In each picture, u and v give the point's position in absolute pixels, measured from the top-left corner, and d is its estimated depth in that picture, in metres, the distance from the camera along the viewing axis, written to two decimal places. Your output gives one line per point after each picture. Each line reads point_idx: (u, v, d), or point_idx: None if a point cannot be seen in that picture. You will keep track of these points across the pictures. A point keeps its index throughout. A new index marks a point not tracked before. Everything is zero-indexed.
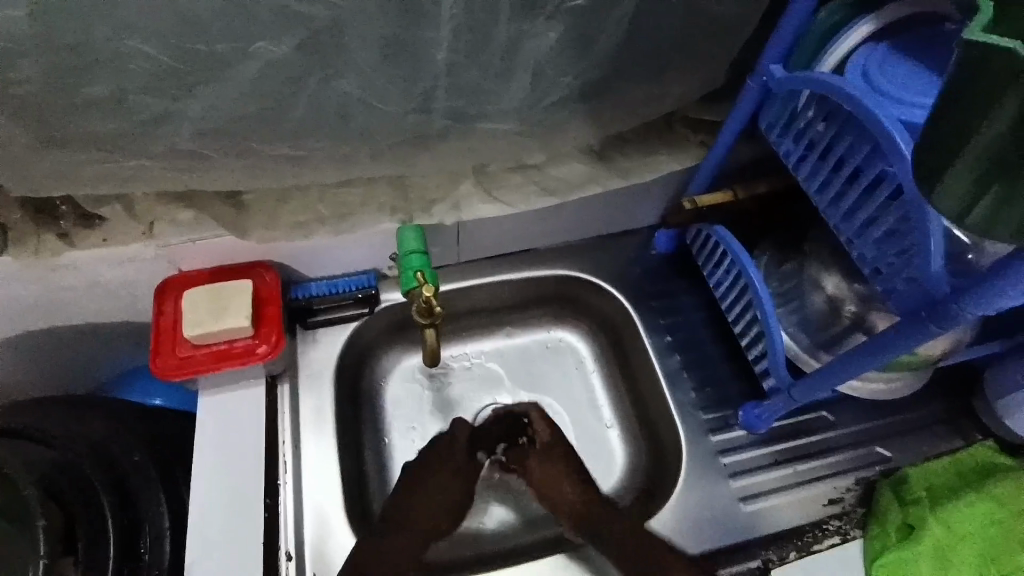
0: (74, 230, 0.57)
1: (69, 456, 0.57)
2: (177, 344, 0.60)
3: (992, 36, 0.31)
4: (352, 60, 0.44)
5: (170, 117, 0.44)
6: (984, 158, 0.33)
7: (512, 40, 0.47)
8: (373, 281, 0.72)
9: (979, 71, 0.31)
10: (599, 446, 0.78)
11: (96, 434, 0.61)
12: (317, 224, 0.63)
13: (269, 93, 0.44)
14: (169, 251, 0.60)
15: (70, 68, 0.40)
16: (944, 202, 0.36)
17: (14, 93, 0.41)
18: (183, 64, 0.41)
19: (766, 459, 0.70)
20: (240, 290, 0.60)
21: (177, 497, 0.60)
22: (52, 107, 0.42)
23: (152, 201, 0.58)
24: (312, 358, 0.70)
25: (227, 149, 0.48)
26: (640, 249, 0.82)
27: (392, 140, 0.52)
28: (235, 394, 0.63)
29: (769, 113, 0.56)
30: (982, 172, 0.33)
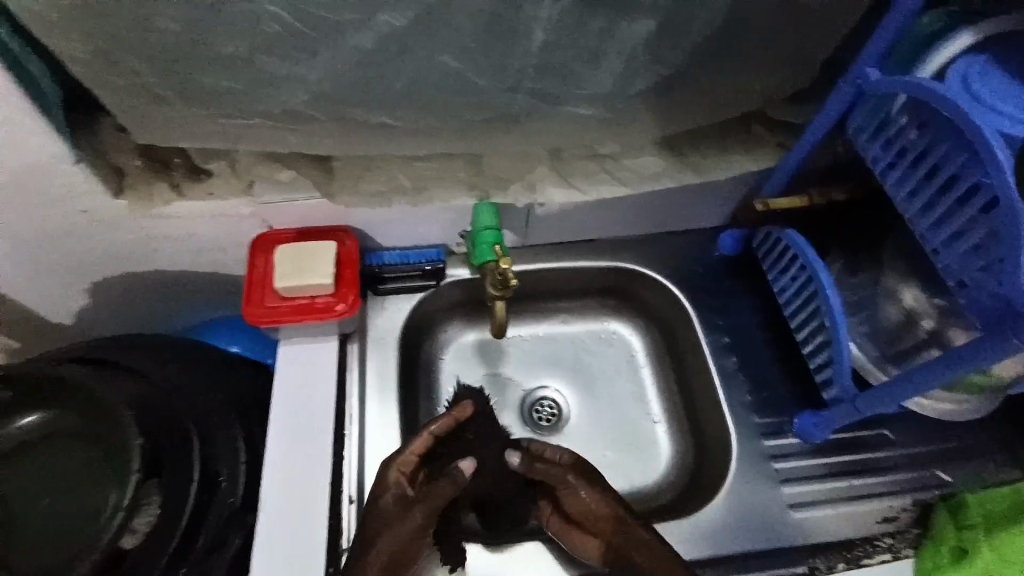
0: (183, 181, 0.63)
1: (160, 390, 0.62)
2: (266, 294, 0.64)
3: None
4: (457, 33, 0.46)
5: (288, 82, 0.47)
6: None
7: (611, 23, 0.48)
8: (441, 256, 0.75)
9: None
10: (644, 439, 0.79)
11: (185, 372, 0.66)
12: (397, 194, 0.65)
13: (377, 62, 0.47)
14: (263, 210, 0.65)
15: (203, 26, 0.42)
16: None
17: (149, 51, 0.44)
18: (306, 30, 0.44)
19: (818, 470, 0.69)
20: (321, 249, 0.64)
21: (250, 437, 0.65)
22: (180, 66, 0.45)
23: (253, 160, 0.62)
24: (378, 322, 0.74)
25: (331, 113, 0.51)
26: (700, 249, 0.82)
27: (480, 116, 0.54)
28: (310, 347, 0.68)
29: (860, 117, 0.55)
30: None
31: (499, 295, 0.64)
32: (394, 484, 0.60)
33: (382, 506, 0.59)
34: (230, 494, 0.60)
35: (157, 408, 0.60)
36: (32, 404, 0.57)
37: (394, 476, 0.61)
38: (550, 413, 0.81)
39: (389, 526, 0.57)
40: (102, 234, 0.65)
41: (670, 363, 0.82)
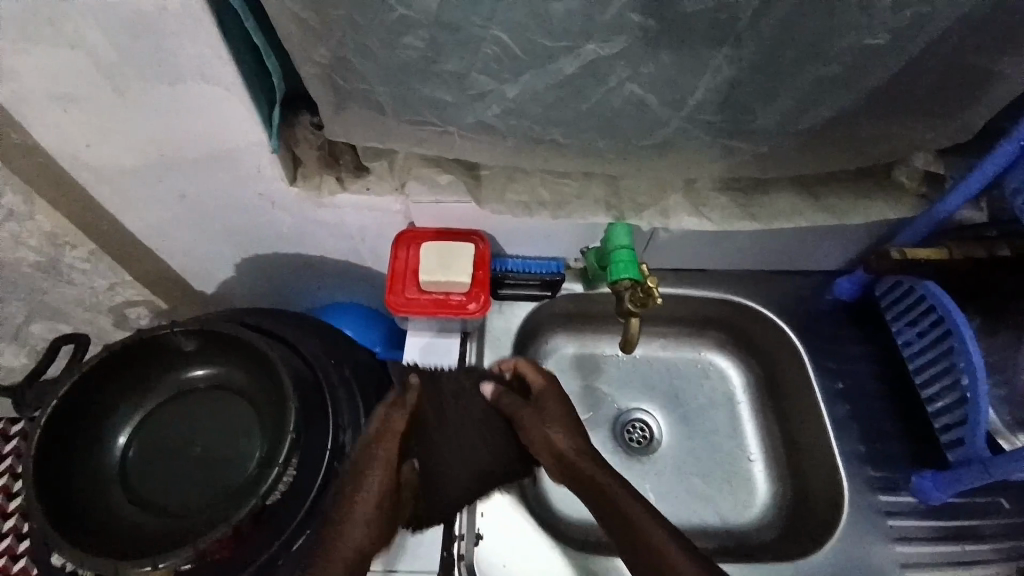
0: (347, 176, 0.68)
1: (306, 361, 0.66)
2: (406, 286, 0.67)
3: None
4: (654, 66, 0.48)
5: (490, 97, 0.50)
6: None
7: (800, 68, 0.48)
8: (559, 269, 0.76)
9: None
10: (738, 476, 0.79)
11: (321, 347, 0.69)
12: (538, 206, 0.68)
13: (569, 90, 0.49)
14: (412, 207, 0.69)
15: (429, 45, 0.46)
16: None
17: (372, 62, 0.48)
18: (522, 55, 0.46)
19: (932, 531, 0.66)
20: (461, 251, 0.68)
21: None
22: (393, 78, 0.49)
23: (411, 163, 0.67)
24: (495, 325, 0.77)
25: (514, 129, 0.54)
26: (815, 290, 0.82)
27: (645, 144, 0.56)
28: (435, 342, 0.73)
29: (1019, 178, 0.55)
30: None
31: (636, 309, 0.67)
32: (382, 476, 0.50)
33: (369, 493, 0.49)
34: None
35: (305, 378, 0.64)
36: (209, 355, 0.65)
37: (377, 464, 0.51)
38: (642, 435, 0.82)
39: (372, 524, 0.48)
40: (267, 214, 0.72)
41: (772, 401, 0.82)
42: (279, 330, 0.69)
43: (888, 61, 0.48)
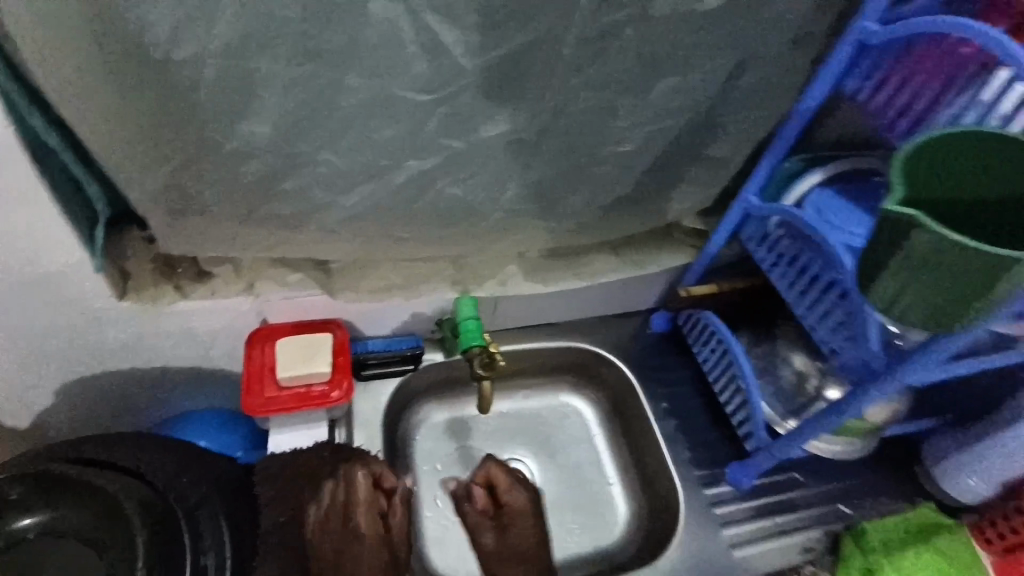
0: (187, 283, 0.68)
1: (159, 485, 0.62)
2: (265, 385, 0.67)
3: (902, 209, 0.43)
4: (467, 175, 0.57)
5: (327, 206, 0.56)
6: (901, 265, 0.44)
7: (580, 168, 0.61)
8: (419, 342, 0.81)
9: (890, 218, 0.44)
10: (602, 503, 0.88)
11: (173, 465, 0.65)
12: (389, 290, 0.74)
13: (400, 196, 0.57)
14: (262, 305, 0.71)
15: (263, 170, 0.51)
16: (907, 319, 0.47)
17: (209, 185, 0.52)
18: (352, 172, 0.53)
19: (750, 512, 0.81)
20: (317, 341, 0.70)
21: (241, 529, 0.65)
22: (231, 196, 0.53)
23: (259, 264, 0.69)
24: (362, 407, 0.79)
25: (356, 230, 0.60)
26: (639, 328, 0.98)
27: (474, 232, 0.65)
28: (300, 436, 0.72)
29: (749, 229, 0.74)
30: (900, 278, 0.45)
31: (487, 374, 0.75)
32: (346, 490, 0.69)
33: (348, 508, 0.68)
34: None
35: (158, 504, 0.59)
36: (37, 502, 0.58)
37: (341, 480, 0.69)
38: None
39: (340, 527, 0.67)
40: (100, 332, 0.68)
41: (621, 430, 0.93)
42: (124, 458, 0.64)
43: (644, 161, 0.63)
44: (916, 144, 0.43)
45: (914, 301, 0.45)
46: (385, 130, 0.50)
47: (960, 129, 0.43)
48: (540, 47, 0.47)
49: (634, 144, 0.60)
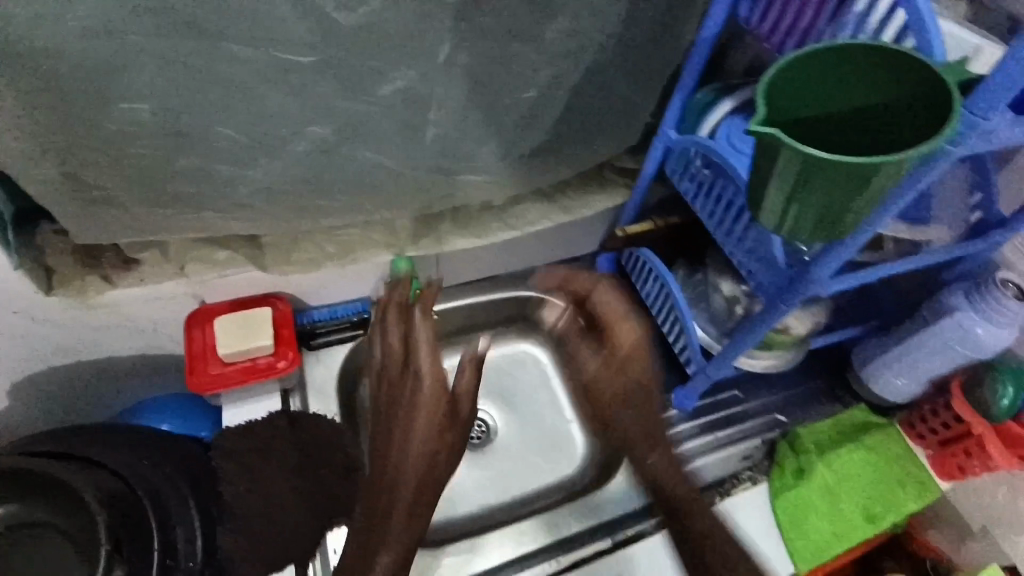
0: (114, 272, 0.67)
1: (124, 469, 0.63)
2: (209, 363, 0.68)
3: (765, 128, 0.42)
4: (373, 137, 0.57)
5: (232, 181, 0.55)
6: (783, 183, 0.44)
7: (488, 118, 0.61)
8: (366, 307, 0.82)
9: (763, 139, 0.43)
10: (562, 439, 0.93)
11: (131, 453, 0.66)
12: (324, 259, 0.74)
13: (306, 164, 0.56)
14: (197, 287, 0.70)
15: (157, 149, 0.50)
16: (796, 231, 0.48)
17: (103, 169, 0.51)
18: (252, 144, 0.52)
19: (694, 430, 0.87)
20: (258, 315, 0.69)
21: (206, 503, 0.67)
22: (129, 178, 0.52)
23: (186, 246, 0.68)
24: (315, 376, 0.78)
25: (269, 203, 0.60)
26: (586, 273, 1.00)
27: (394, 193, 0.65)
28: (254, 406, 0.74)
29: (672, 162, 0.76)
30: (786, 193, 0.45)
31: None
32: (391, 346, 0.70)
33: (419, 364, 0.68)
34: (190, 558, 0.63)
35: (121, 489, 0.61)
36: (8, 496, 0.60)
37: (392, 335, 0.70)
38: (480, 430, 0.93)
39: (393, 376, 0.69)
40: (31, 329, 0.68)
41: (576, 371, 0.97)
42: (80, 450, 0.65)
43: (555, 104, 0.63)
44: (765, 76, 0.43)
45: (803, 212, 0.46)
46: (276, 97, 0.49)
47: (797, 53, 0.43)
48: None
49: (540, 88, 0.60)
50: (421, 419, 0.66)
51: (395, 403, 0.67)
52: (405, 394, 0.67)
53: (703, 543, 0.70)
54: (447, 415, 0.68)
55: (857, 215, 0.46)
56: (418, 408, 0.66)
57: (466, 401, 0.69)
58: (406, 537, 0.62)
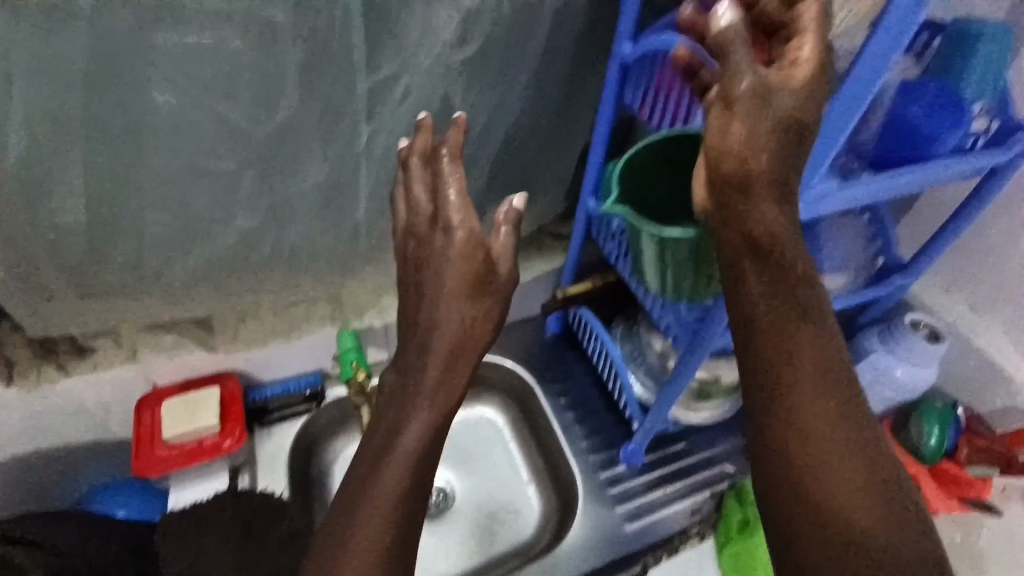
0: (69, 361, 0.70)
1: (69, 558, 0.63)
2: (154, 446, 0.70)
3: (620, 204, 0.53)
4: (299, 223, 0.62)
5: (170, 271, 0.60)
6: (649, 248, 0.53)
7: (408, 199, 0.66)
8: (319, 379, 0.83)
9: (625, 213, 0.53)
10: (519, 501, 0.93)
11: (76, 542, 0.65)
12: (269, 334, 0.78)
13: (238, 251, 0.62)
14: (146, 368, 0.73)
15: (96, 248, 0.56)
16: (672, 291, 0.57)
17: (48, 270, 0.56)
18: (184, 237, 0.58)
19: (643, 485, 0.88)
20: (205, 397, 0.72)
21: None
22: (72, 275, 0.57)
23: (137, 331, 0.72)
24: (264, 449, 0.79)
25: (208, 287, 0.64)
26: (535, 332, 1.04)
27: (329, 270, 0.70)
28: (201, 488, 0.76)
29: (595, 227, 0.81)
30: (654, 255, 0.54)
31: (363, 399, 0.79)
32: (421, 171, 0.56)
33: (444, 249, 0.58)
34: None
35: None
36: None
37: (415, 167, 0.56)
38: (439, 497, 0.93)
39: (434, 253, 0.58)
40: None
41: (530, 430, 0.98)
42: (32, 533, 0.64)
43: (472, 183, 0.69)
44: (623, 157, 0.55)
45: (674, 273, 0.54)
46: (203, 196, 0.56)
47: (655, 137, 0.54)
48: (323, 104, 0.54)
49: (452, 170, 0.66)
50: (452, 283, 0.58)
51: (426, 262, 0.59)
52: (427, 248, 0.59)
53: (801, 398, 0.42)
54: (480, 282, 0.59)
55: (720, 273, 0.55)
56: (442, 280, 0.58)
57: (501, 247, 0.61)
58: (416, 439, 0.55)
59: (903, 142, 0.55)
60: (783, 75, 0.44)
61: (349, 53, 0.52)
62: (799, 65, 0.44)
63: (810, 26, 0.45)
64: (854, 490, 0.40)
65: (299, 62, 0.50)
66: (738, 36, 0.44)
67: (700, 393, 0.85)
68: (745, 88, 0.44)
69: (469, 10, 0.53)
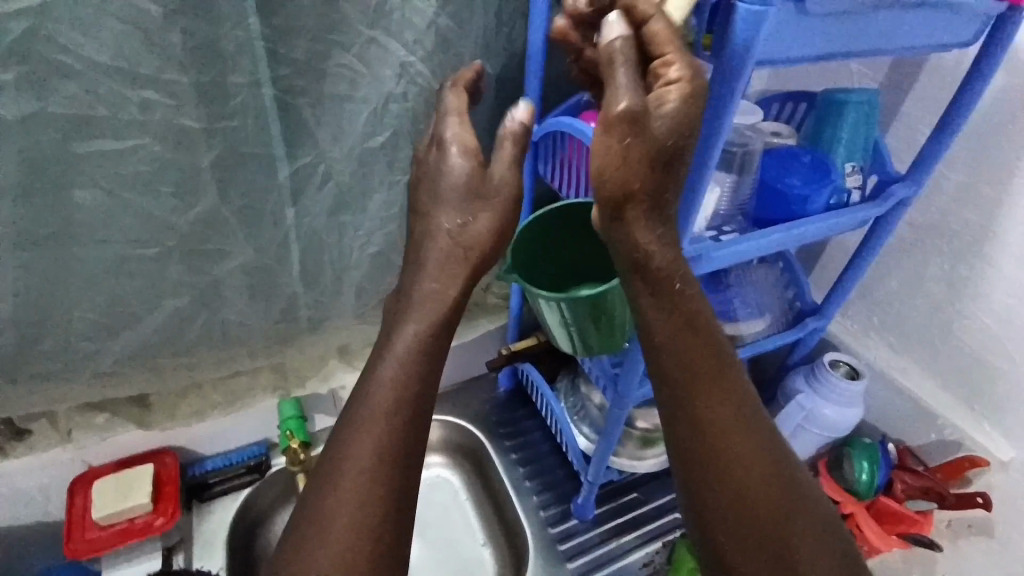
0: (7, 444, 0.70)
1: None
2: (85, 528, 0.70)
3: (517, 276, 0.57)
4: (231, 300, 0.65)
5: (100, 354, 0.62)
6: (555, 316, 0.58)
7: (338, 271, 0.70)
8: (263, 449, 0.83)
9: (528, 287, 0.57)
10: (474, 564, 0.91)
11: None
12: (210, 408, 0.79)
13: (169, 330, 0.64)
14: (82, 452, 0.73)
15: (23, 336, 0.57)
16: (582, 350, 0.61)
17: None
18: (114, 321, 0.60)
19: (596, 539, 0.88)
20: (138, 475, 0.72)
21: None
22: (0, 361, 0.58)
23: (72, 413, 0.72)
24: (203, 529, 0.77)
25: (141, 367, 0.65)
26: (487, 391, 1.05)
27: (265, 342, 0.72)
28: (135, 569, 0.74)
29: None
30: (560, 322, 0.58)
31: (299, 467, 0.79)
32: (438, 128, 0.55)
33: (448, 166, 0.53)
34: None
35: None
36: None
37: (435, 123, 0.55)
38: None
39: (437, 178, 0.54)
40: None
41: (484, 491, 0.98)
42: None
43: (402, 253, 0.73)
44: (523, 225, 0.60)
45: (580, 333, 0.59)
46: (131, 281, 0.58)
47: (544, 213, 0.61)
48: (246, 192, 0.59)
49: (379, 244, 0.69)
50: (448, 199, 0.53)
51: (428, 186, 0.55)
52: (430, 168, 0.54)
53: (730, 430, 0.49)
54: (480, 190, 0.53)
55: (620, 329, 0.59)
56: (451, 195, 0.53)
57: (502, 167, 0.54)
58: (391, 395, 0.49)
59: (774, 205, 0.62)
60: (657, 98, 0.44)
61: (266, 149, 0.57)
62: (670, 86, 0.44)
63: (666, 48, 0.44)
64: (778, 491, 0.48)
65: (219, 157, 0.55)
66: (623, 57, 0.44)
67: (646, 439, 0.86)
68: (622, 110, 0.42)
69: (377, 107, 0.59)
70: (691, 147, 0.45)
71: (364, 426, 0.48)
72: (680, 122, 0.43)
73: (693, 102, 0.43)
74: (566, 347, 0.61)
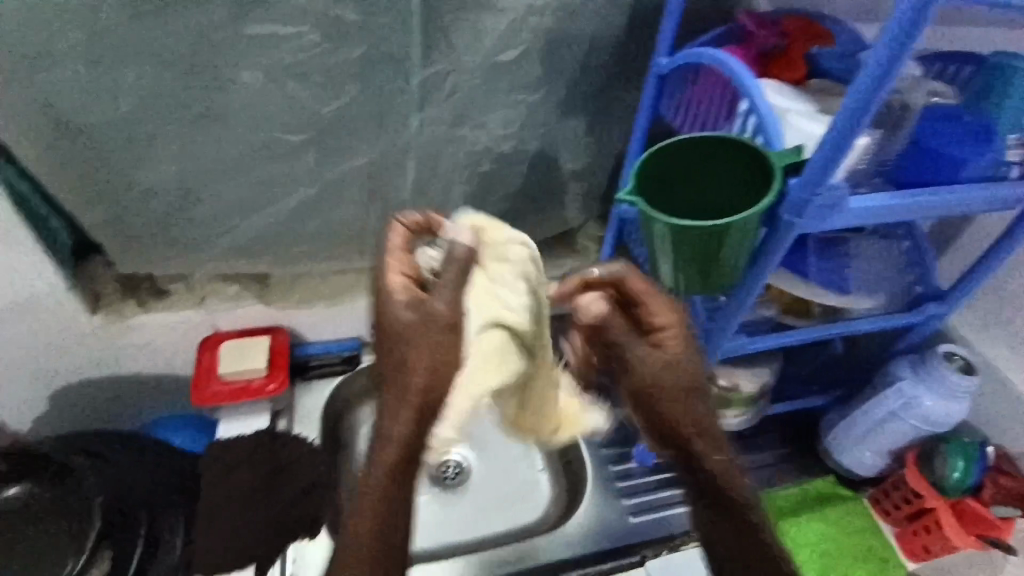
0: (150, 300, 0.81)
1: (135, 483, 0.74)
2: (210, 380, 0.79)
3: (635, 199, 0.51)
4: (351, 198, 0.70)
5: (239, 230, 0.69)
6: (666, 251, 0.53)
7: (447, 186, 0.72)
8: (357, 346, 0.90)
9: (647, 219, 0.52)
10: (531, 486, 0.96)
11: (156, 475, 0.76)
12: (317, 299, 0.86)
13: (296, 217, 0.70)
14: (211, 316, 0.83)
15: (181, 202, 0.65)
16: (684, 286, 0.56)
17: (140, 216, 0.65)
18: (253, 200, 0.67)
19: (655, 483, 0.90)
20: (258, 343, 0.81)
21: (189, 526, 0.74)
22: (159, 222, 0.66)
23: (207, 281, 0.82)
24: (303, 403, 0.87)
25: (268, 248, 0.72)
26: None
27: (372, 245, 0.77)
28: (241, 423, 0.82)
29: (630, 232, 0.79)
30: (669, 257, 0.53)
31: None
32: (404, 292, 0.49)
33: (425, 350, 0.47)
34: (169, 554, 0.71)
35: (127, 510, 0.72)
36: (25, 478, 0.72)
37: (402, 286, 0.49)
38: (456, 470, 0.95)
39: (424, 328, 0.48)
40: (74, 349, 0.80)
41: None
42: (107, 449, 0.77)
43: (509, 176, 0.74)
44: (649, 151, 0.52)
45: (687, 271, 0.54)
46: (271, 166, 0.64)
47: (681, 138, 0.52)
48: (380, 93, 0.61)
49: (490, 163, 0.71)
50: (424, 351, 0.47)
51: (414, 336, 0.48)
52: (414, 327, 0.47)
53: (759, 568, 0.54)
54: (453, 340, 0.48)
55: (727, 269, 0.54)
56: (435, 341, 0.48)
57: (426, 367, 0.47)
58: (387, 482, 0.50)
59: (924, 166, 0.56)
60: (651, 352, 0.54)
61: (404, 52, 0.59)
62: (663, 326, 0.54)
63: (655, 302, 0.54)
64: None
65: (362, 55, 0.58)
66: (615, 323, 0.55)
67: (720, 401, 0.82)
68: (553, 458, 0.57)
69: (515, 20, 0.59)
70: (694, 377, 0.55)
71: (363, 536, 0.49)
72: (670, 364, 0.54)
73: (683, 344, 0.55)
74: (667, 281, 0.56)
